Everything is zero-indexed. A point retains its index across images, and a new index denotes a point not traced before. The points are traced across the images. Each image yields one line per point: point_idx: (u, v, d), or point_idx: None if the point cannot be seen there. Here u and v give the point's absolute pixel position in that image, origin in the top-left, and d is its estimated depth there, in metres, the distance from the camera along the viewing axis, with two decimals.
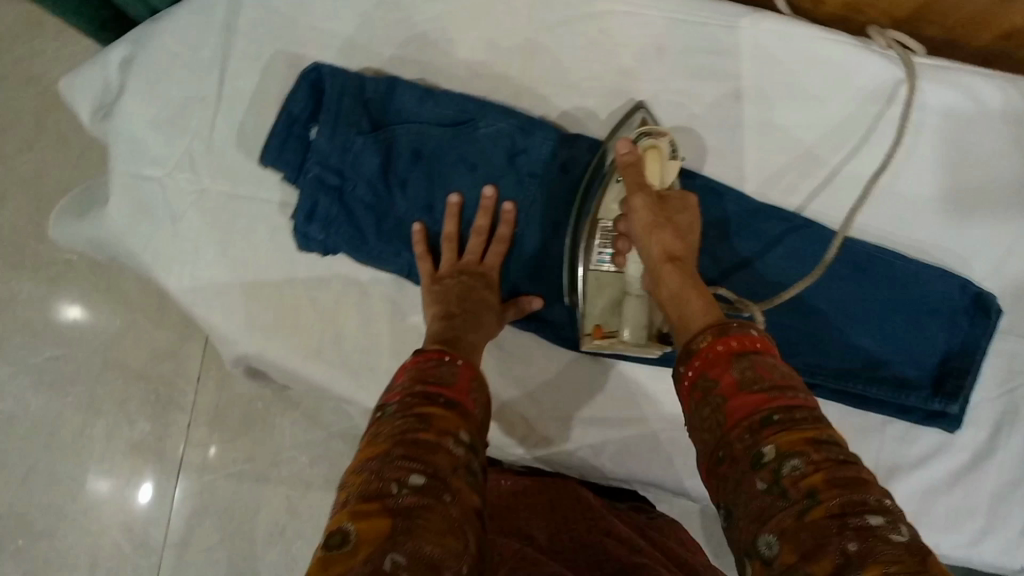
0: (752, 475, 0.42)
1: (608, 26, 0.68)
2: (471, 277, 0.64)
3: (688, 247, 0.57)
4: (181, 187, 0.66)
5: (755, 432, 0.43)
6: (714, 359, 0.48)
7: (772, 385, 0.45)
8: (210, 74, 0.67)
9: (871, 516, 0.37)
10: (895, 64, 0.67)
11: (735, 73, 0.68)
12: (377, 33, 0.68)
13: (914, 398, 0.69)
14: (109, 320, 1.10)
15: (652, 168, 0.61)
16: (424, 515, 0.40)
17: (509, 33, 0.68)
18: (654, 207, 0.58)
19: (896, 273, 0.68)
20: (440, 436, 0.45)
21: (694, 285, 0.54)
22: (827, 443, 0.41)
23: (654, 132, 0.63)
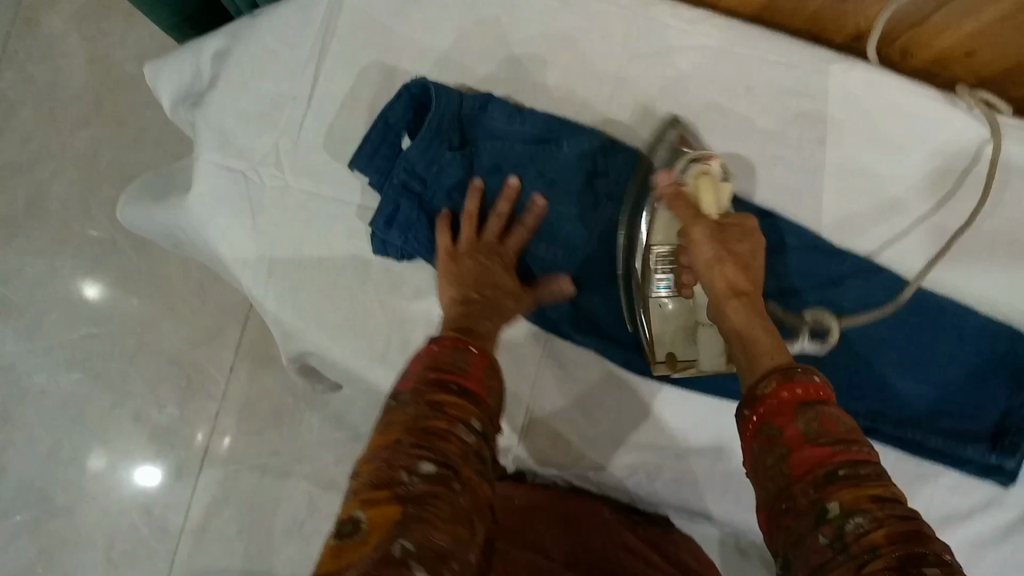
0: (813, 528, 0.42)
1: (698, 62, 0.70)
2: (487, 256, 0.63)
3: (755, 272, 0.56)
4: (265, 182, 0.67)
5: (820, 486, 0.43)
6: (778, 407, 0.47)
7: (838, 440, 0.45)
8: (303, 72, 0.68)
9: (929, 570, 0.38)
10: (979, 123, 0.68)
11: (820, 116, 0.70)
12: (472, 48, 0.69)
13: (971, 451, 0.69)
14: (146, 303, 1.09)
15: (707, 200, 0.59)
16: (434, 503, 0.41)
17: (600, 59, 0.70)
18: (720, 242, 0.56)
19: (959, 325, 0.69)
20: (452, 424, 0.46)
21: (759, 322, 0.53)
22: (888, 500, 0.42)
23: (698, 159, 0.62)
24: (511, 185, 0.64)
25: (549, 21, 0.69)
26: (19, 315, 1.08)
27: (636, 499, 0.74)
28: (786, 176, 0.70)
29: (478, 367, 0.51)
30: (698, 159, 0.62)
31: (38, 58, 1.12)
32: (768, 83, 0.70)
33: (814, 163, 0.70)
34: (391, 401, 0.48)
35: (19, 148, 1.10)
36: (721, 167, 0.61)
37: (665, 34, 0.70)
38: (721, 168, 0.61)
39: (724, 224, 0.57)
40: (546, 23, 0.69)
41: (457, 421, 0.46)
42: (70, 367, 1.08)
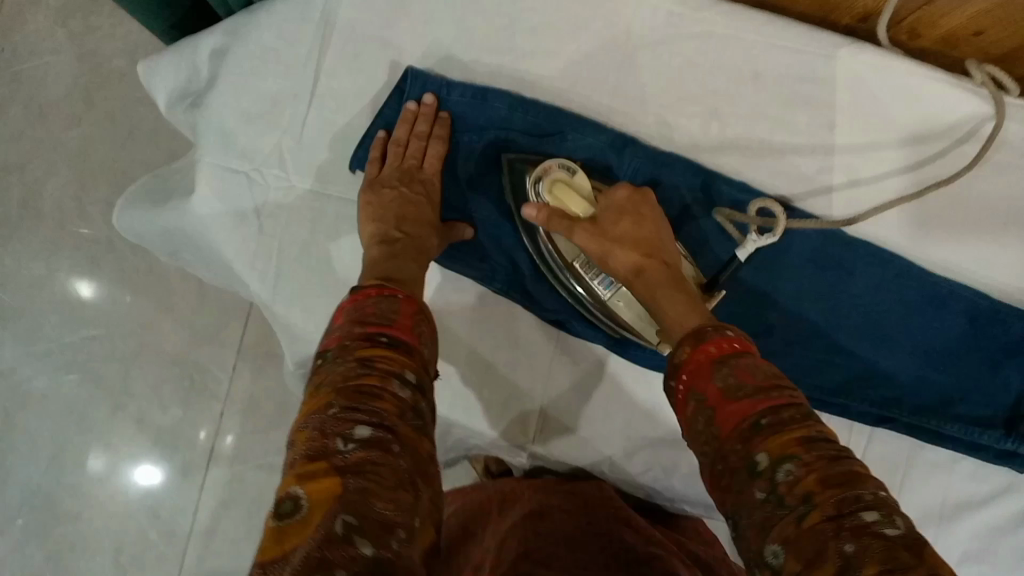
0: (749, 485, 0.42)
1: (706, 48, 0.69)
2: (411, 187, 0.64)
3: (652, 240, 0.59)
4: (270, 185, 0.66)
5: (747, 440, 0.43)
6: (697, 369, 0.49)
7: (755, 388, 0.45)
8: (302, 71, 0.66)
9: (866, 513, 0.38)
10: (986, 102, 0.67)
11: (828, 102, 0.69)
12: (476, 40, 0.67)
13: (987, 436, 0.69)
14: (145, 305, 1.07)
15: (572, 203, 0.61)
16: (374, 471, 0.39)
17: (606, 48, 0.68)
18: (597, 233, 0.59)
19: (973, 309, 0.68)
20: (385, 381, 0.44)
21: (671, 293, 0.56)
22: (816, 441, 0.42)
23: (540, 173, 0.62)
24: (411, 104, 0.65)
25: (551, 12, 0.68)
26: (16, 320, 1.06)
27: (653, 493, 0.73)
28: (796, 164, 0.69)
29: (407, 314, 0.51)
30: (543, 176, 0.62)
31: (27, 57, 1.10)
32: (776, 69, 0.68)
33: (824, 151, 0.69)
34: (319, 364, 0.46)
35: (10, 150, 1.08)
36: (562, 164, 0.63)
37: (670, 22, 0.68)
38: (562, 166, 0.63)
39: (596, 217, 0.61)
40: (548, 13, 0.68)
41: (389, 376, 0.45)
42: (70, 371, 1.06)
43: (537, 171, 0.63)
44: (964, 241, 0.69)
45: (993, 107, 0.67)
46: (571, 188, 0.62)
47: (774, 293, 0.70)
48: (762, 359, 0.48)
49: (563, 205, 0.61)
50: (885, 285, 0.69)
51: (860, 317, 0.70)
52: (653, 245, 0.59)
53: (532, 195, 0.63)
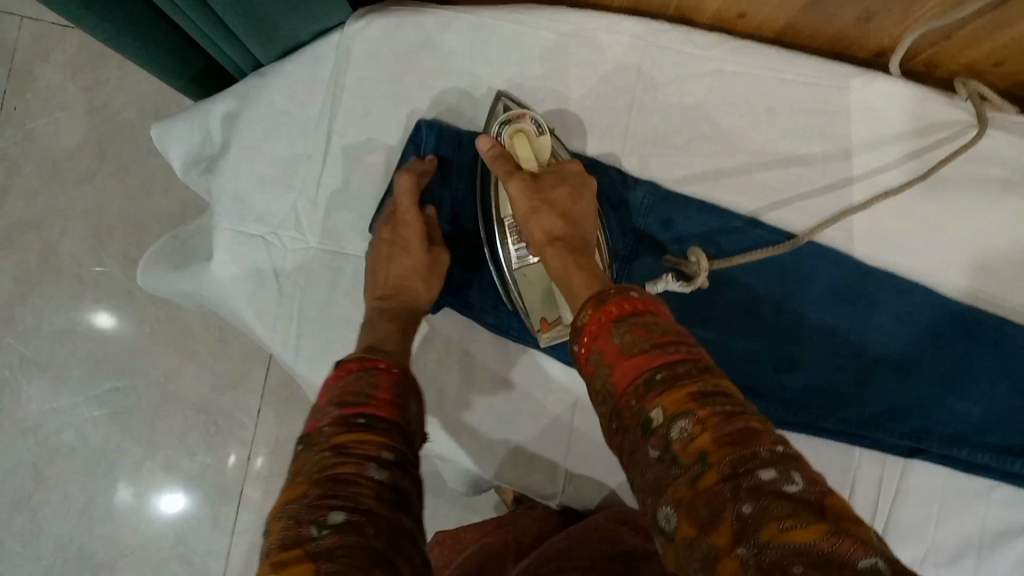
0: (642, 443, 0.40)
1: (715, 84, 0.69)
2: (393, 242, 0.62)
3: (575, 213, 0.58)
4: (286, 246, 0.66)
5: (641, 396, 0.41)
6: (595, 328, 0.46)
7: (653, 343, 0.42)
8: (316, 130, 0.67)
9: (763, 471, 0.35)
10: (969, 116, 0.69)
11: (842, 132, 0.69)
12: (486, 90, 0.68)
13: (1020, 465, 0.68)
14: (166, 351, 1.02)
15: (523, 151, 0.62)
16: (347, 553, 0.37)
17: (617, 89, 0.69)
18: (530, 188, 0.58)
19: (1001, 337, 0.68)
20: (359, 467, 0.43)
21: (576, 257, 0.54)
22: (711, 396, 0.39)
23: (511, 117, 0.64)
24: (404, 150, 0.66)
25: (560, 58, 0.68)
26: (40, 373, 1.00)
27: None
28: (811, 195, 0.69)
29: (387, 388, 0.50)
30: (511, 120, 0.64)
31: (26, 111, 1.02)
32: (788, 104, 0.69)
33: (841, 180, 0.69)
34: (297, 453, 0.45)
35: (13, 189, 1.01)
36: (535, 119, 0.64)
37: (679, 62, 0.69)
38: (534, 120, 0.64)
39: (538, 176, 0.60)
40: (558, 59, 0.68)
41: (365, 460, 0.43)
42: (97, 408, 1.00)
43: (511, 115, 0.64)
44: (983, 266, 0.69)
45: (973, 116, 0.69)
46: (530, 141, 0.63)
47: (801, 326, 0.69)
48: (663, 317, 0.46)
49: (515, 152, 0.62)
50: (909, 314, 0.69)
51: (887, 346, 0.69)
52: (570, 214, 0.57)
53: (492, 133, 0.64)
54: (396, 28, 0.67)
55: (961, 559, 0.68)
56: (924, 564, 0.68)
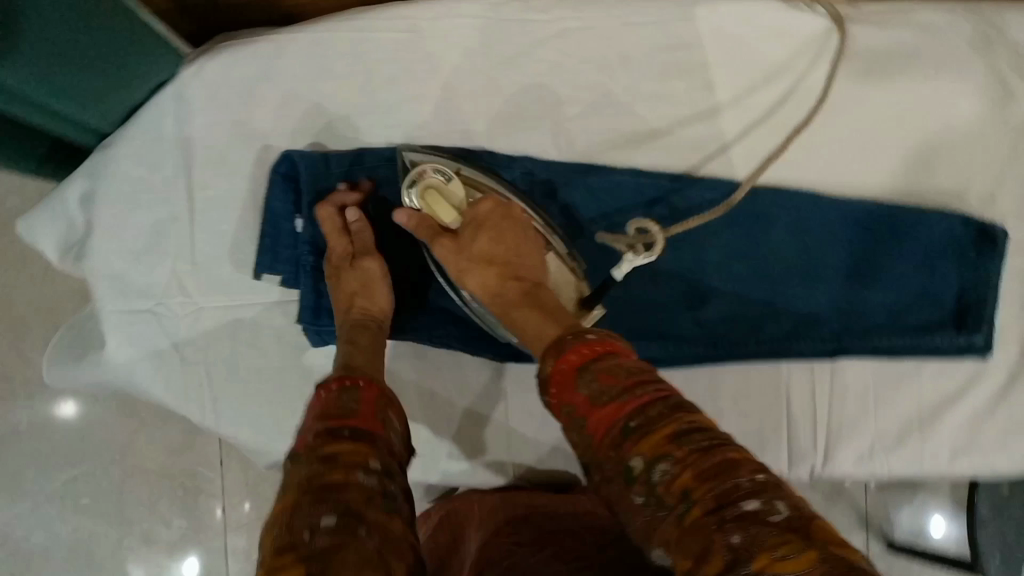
0: (627, 491, 0.42)
1: (567, 44, 0.68)
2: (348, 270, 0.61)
3: (505, 258, 0.59)
4: (177, 313, 0.65)
5: (619, 446, 0.43)
6: (563, 380, 0.48)
7: (622, 390, 0.45)
8: (177, 189, 0.65)
9: (746, 502, 0.37)
10: (825, 19, 0.69)
11: (700, 62, 0.69)
12: (338, 107, 0.66)
13: (941, 337, 0.69)
14: (124, 424, 0.94)
15: (439, 212, 0.62)
16: (340, 553, 0.38)
17: (468, 74, 0.68)
18: (457, 251, 0.60)
19: (894, 221, 0.69)
20: (348, 473, 0.43)
21: (523, 308, 0.55)
22: (687, 433, 0.41)
23: (414, 177, 0.63)
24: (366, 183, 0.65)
25: (407, 57, 0.67)
26: None
27: None
28: (681, 132, 0.69)
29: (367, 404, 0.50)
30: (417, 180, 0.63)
31: None
32: (641, 48, 0.68)
33: (709, 110, 0.69)
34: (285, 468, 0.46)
35: None
36: (439, 168, 0.63)
37: (525, 30, 0.67)
38: (437, 170, 0.63)
39: (460, 231, 0.61)
40: (404, 58, 0.67)
41: (354, 467, 0.44)
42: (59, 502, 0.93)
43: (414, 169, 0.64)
44: (866, 157, 0.70)
45: (831, 19, 0.69)
46: (442, 194, 0.63)
47: (699, 260, 0.70)
48: (630, 359, 0.48)
49: (434, 215, 0.62)
50: (802, 224, 0.70)
51: (793, 255, 0.70)
52: (500, 264, 0.58)
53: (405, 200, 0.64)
54: (231, 66, 0.64)
55: (904, 440, 0.70)
56: (874, 454, 0.71)
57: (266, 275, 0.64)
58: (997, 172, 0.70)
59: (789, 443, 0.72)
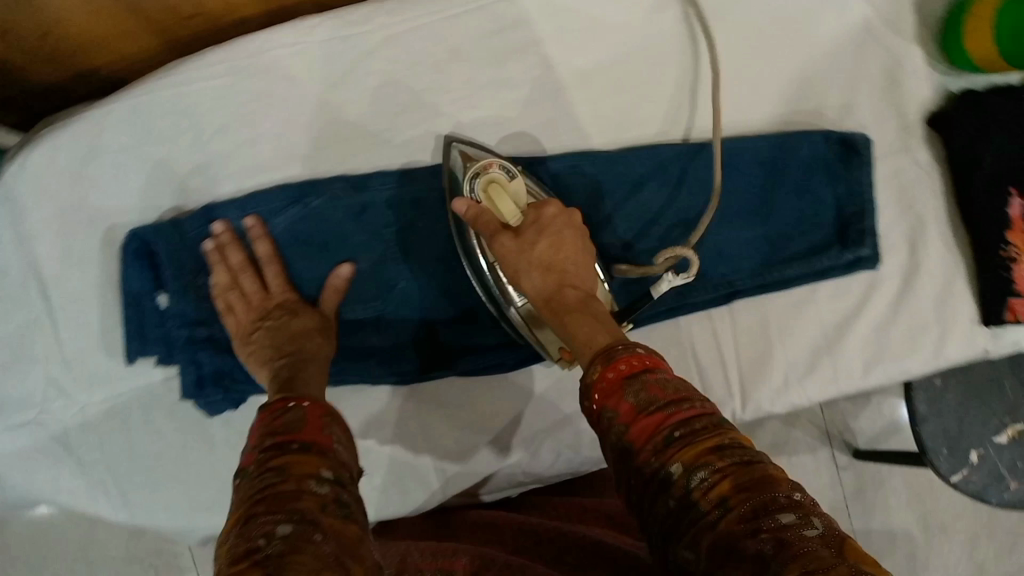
0: (660, 496, 0.41)
1: (395, 51, 0.66)
2: (275, 316, 0.60)
3: (566, 264, 0.57)
4: (62, 416, 0.63)
5: (659, 452, 0.43)
6: (606, 388, 0.47)
7: (669, 403, 0.44)
8: (30, 292, 0.63)
9: (784, 516, 0.37)
10: None
11: (532, 39, 0.68)
12: (174, 169, 0.64)
13: (829, 257, 0.69)
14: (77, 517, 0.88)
15: (504, 204, 0.61)
16: (296, 558, 0.35)
17: (301, 105, 0.65)
18: (518, 244, 0.57)
19: (759, 155, 0.69)
20: (300, 482, 0.41)
21: (578, 316, 0.54)
22: (730, 448, 0.41)
23: (478, 169, 0.63)
24: (251, 223, 0.62)
25: (233, 100, 0.64)
26: None
27: (578, 468, 0.74)
28: (529, 113, 0.68)
29: (314, 418, 0.48)
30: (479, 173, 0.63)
31: None
32: (468, 38, 0.67)
33: (551, 86, 0.69)
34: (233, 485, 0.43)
35: None
36: (503, 166, 0.63)
37: (346, 48, 0.65)
38: (501, 167, 0.63)
39: (519, 226, 0.59)
40: (231, 103, 0.64)
41: (305, 478, 0.41)
42: None
43: (474, 164, 0.63)
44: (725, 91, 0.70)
45: None
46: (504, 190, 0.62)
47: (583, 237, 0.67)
48: (673, 374, 0.48)
49: (496, 206, 0.61)
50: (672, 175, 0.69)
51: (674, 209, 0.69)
52: (558, 270, 0.56)
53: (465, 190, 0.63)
54: (56, 153, 0.62)
55: (817, 364, 0.71)
56: (789, 385, 0.71)
57: (139, 357, 0.62)
58: (847, 83, 0.71)
59: (706, 396, 0.71)
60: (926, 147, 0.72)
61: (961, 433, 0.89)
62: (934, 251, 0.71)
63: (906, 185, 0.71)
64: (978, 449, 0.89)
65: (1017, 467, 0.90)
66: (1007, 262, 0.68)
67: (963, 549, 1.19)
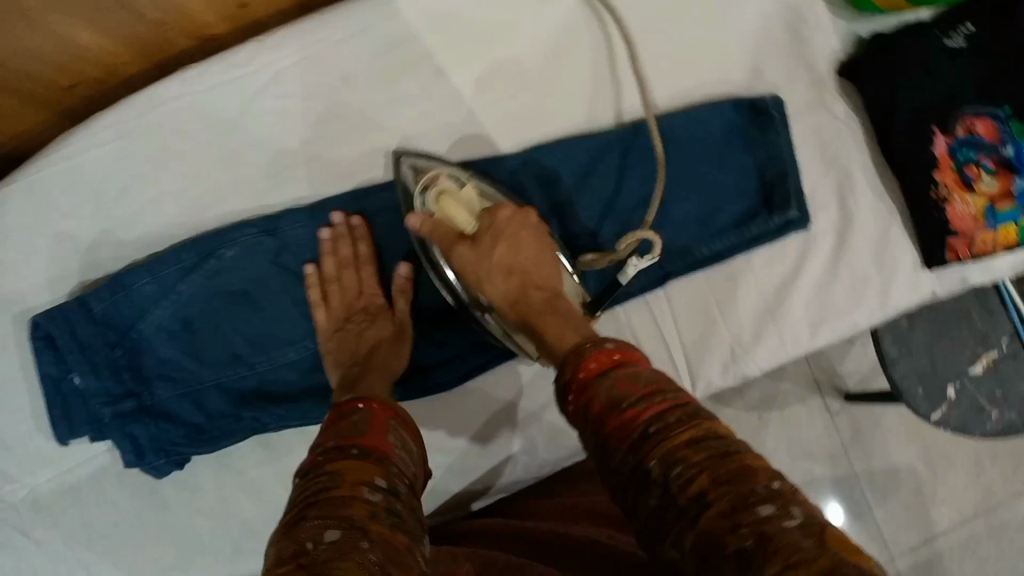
0: (641, 492, 0.40)
1: (285, 86, 0.65)
2: (357, 323, 0.65)
3: (526, 265, 0.59)
4: (13, 501, 0.64)
5: (634, 448, 0.41)
6: (580, 384, 0.46)
7: (640, 398, 0.43)
8: None
9: (761, 508, 0.36)
10: None
11: (423, 52, 0.67)
12: (82, 240, 0.64)
13: (757, 225, 0.68)
14: None
15: (457, 213, 0.61)
16: (339, 565, 0.38)
17: (199, 156, 0.65)
18: (478, 253, 0.59)
19: (672, 134, 0.67)
20: (353, 488, 0.45)
21: (546, 315, 0.56)
22: (706, 439, 0.40)
23: (427, 181, 0.62)
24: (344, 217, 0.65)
25: (130, 162, 0.64)
26: None
27: (538, 470, 0.75)
28: (433, 128, 0.68)
29: (382, 421, 0.53)
30: (428, 183, 0.62)
31: None
32: (358, 61, 0.66)
33: (450, 96, 0.68)
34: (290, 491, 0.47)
35: None
36: (451, 175, 0.62)
37: (235, 91, 0.64)
38: (450, 176, 0.62)
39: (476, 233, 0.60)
40: (128, 164, 0.64)
41: (358, 484, 0.45)
42: None
43: (422, 174, 0.62)
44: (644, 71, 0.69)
45: None
46: (457, 199, 0.61)
47: None
48: (646, 366, 0.46)
49: (449, 215, 0.61)
50: (577, 171, 0.68)
51: (590, 203, 0.69)
52: (521, 273, 0.59)
53: (416, 203, 0.62)
54: None
55: (762, 333, 0.70)
56: (737, 358, 0.70)
57: (71, 439, 0.62)
58: (754, 44, 0.70)
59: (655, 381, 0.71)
60: (842, 97, 0.71)
61: (937, 369, 0.87)
62: (863, 202, 0.70)
63: (826, 140, 0.70)
64: (954, 383, 0.87)
65: (997, 395, 0.88)
66: (938, 203, 0.68)
67: (967, 477, 1.17)
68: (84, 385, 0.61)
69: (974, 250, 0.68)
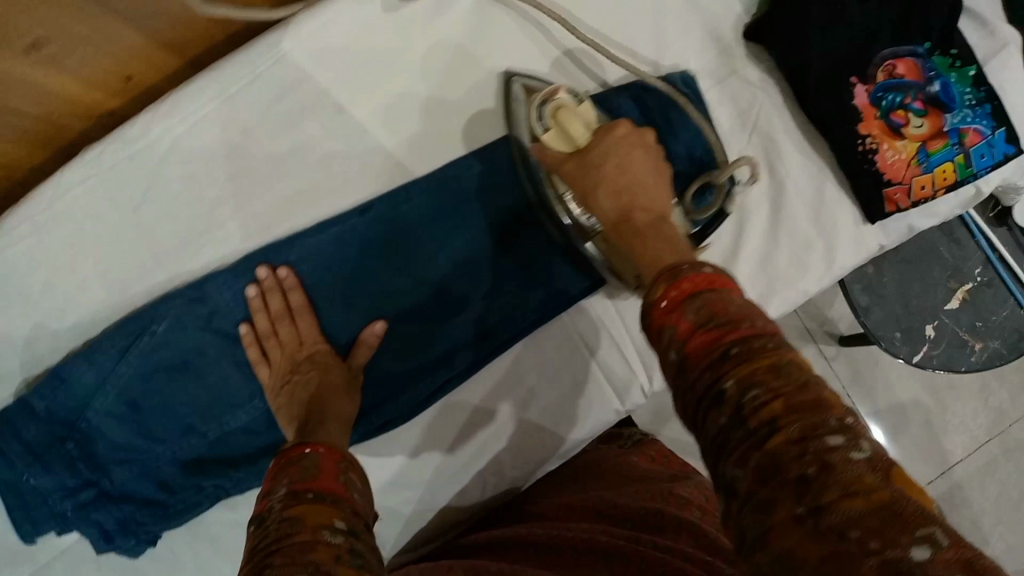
0: (712, 412, 0.36)
1: (188, 151, 0.65)
2: (305, 371, 0.63)
3: (636, 187, 0.54)
4: None
5: (715, 367, 0.37)
6: (664, 307, 0.42)
7: (727, 322, 0.39)
8: None
9: (829, 437, 0.32)
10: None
11: (319, 91, 0.67)
12: (12, 338, 0.64)
13: None
14: None
15: (572, 124, 0.57)
16: None
17: (116, 233, 0.64)
18: (587, 169, 0.55)
19: None
20: (315, 533, 0.42)
21: (648, 238, 0.51)
22: (789, 368, 0.36)
23: (546, 96, 0.59)
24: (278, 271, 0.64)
25: (48, 252, 0.63)
26: None
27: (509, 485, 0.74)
28: (340, 168, 0.68)
29: (330, 467, 0.49)
30: (547, 98, 0.59)
31: None
32: (254, 113, 0.65)
33: (353, 134, 0.68)
34: (261, 522, 0.44)
35: None
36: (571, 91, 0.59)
37: (140, 164, 0.63)
38: (568, 93, 0.59)
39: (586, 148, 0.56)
40: (46, 255, 0.63)
41: (319, 527, 0.43)
42: None
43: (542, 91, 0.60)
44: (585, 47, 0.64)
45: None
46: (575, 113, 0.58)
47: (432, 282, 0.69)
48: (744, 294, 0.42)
49: (564, 129, 0.57)
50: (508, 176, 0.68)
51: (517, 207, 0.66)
52: (630, 193, 0.53)
53: (534, 118, 0.60)
54: None
55: None
56: None
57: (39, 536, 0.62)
58: (654, 21, 0.68)
59: None
60: (753, 62, 0.69)
61: (909, 311, 0.85)
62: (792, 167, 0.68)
63: (744, 109, 0.69)
64: (931, 322, 0.85)
65: (977, 326, 0.85)
66: (867, 156, 0.65)
67: (975, 402, 1.14)
68: (41, 482, 0.61)
69: (912, 198, 0.66)
